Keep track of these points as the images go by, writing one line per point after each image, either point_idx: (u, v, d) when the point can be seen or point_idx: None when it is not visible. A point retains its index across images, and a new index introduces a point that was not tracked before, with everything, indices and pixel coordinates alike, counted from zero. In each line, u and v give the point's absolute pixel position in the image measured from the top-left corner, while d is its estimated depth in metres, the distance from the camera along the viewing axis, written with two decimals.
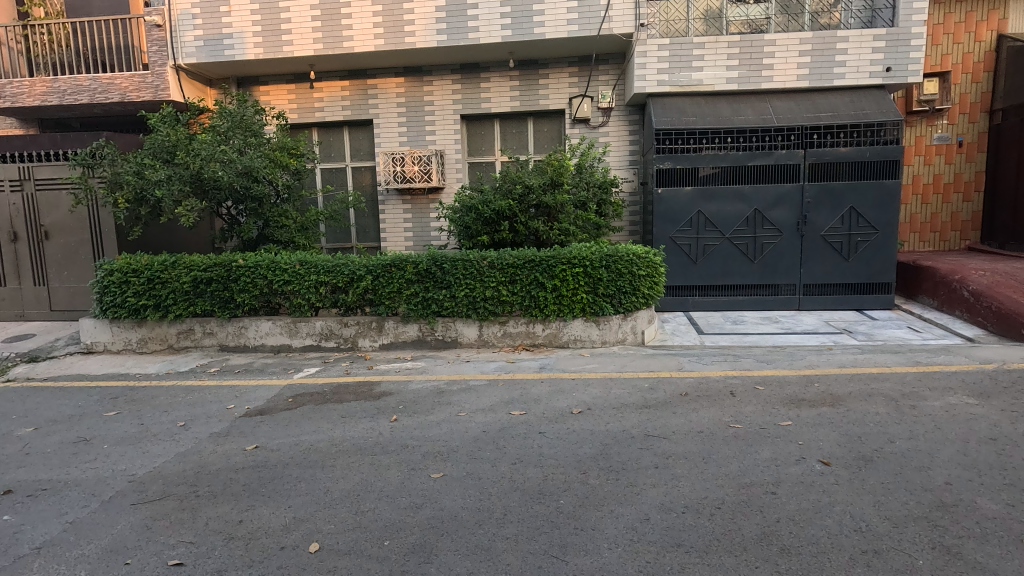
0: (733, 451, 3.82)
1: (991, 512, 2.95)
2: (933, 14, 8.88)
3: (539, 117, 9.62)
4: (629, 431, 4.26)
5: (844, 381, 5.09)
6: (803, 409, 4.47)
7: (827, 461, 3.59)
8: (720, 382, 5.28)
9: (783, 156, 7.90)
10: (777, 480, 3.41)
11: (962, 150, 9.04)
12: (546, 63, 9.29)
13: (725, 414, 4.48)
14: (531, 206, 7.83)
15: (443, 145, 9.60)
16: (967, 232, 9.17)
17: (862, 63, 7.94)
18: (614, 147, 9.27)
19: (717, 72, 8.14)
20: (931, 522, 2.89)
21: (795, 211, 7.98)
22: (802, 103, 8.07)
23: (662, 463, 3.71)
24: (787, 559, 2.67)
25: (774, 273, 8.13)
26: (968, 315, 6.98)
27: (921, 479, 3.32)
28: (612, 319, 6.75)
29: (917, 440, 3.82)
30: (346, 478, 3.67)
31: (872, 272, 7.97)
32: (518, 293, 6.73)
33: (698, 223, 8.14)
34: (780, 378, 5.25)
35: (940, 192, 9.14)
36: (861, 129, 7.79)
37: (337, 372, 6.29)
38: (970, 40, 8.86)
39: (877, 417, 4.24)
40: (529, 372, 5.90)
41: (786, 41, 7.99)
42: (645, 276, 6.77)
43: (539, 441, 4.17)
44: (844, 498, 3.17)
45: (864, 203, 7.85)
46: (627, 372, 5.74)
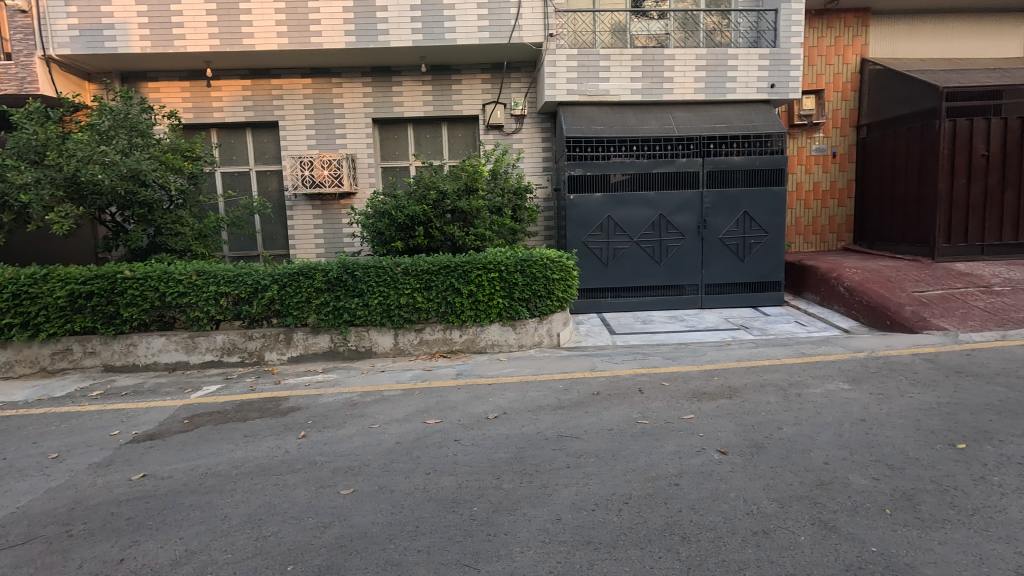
0: (641, 446, 3.99)
1: (861, 486, 3.28)
2: (809, 37, 9.80)
3: (453, 122, 9.60)
4: (544, 433, 4.33)
5: (740, 373, 5.48)
6: (704, 403, 4.75)
7: (723, 451, 3.84)
8: (630, 380, 5.50)
9: (684, 165, 8.40)
10: (679, 471, 3.59)
11: (836, 160, 10.07)
12: (458, 69, 9.30)
13: (634, 411, 4.67)
14: (446, 211, 7.80)
15: (354, 148, 9.33)
16: (842, 233, 10.21)
17: (750, 79, 8.60)
18: (529, 153, 9.42)
19: (623, 83, 8.50)
20: (812, 501, 3.17)
21: (696, 216, 8.49)
22: (699, 115, 8.62)
23: (575, 462, 3.81)
24: (688, 547, 2.81)
25: (678, 274, 8.60)
26: (844, 308, 7.75)
27: (804, 461, 3.63)
28: (528, 322, 6.85)
29: (801, 425, 4.18)
30: (247, 501, 3.44)
31: (764, 271, 8.63)
32: (433, 300, 6.67)
33: (608, 228, 8.45)
34: (684, 374, 5.56)
35: (819, 198, 10.10)
36: (751, 140, 8.42)
37: (240, 389, 5.88)
38: (839, 62, 9.87)
39: (768, 406, 4.59)
40: (446, 379, 5.85)
41: (684, 56, 8.50)
42: (560, 279, 6.91)
43: (455, 448, 4.14)
44: (739, 484, 3.40)
45: (756, 208, 8.50)
46: (543, 374, 5.84)
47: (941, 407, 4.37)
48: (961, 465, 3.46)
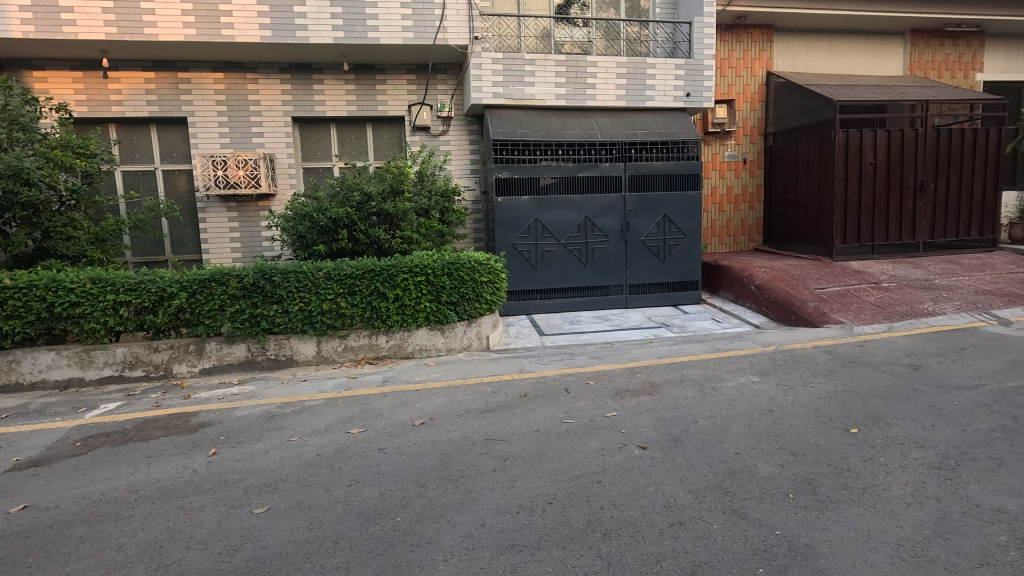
0: (566, 446, 4.05)
1: (767, 473, 3.49)
2: (721, 50, 10.38)
3: (378, 123, 9.38)
4: (471, 437, 4.30)
5: (661, 370, 5.70)
6: (627, 399, 4.90)
7: (644, 446, 3.97)
8: (557, 380, 5.58)
9: (607, 169, 8.64)
10: (602, 469, 3.68)
11: (747, 166, 10.73)
12: (383, 69, 9.10)
13: (560, 411, 4.73)
14: (371, 214, 7.62)
15: (272, 147, 8.91)
16: (753, 235, 10.90)
17: (668, 88, 8.98)
18: (456, 156, 9.37)
19: (547, 88, 8.63)
20: (724, 490, 3.33)
21: (619, 219, 8.75)
22: (621, 121, 8.90)
23: (501, 465, 3.80)
24: (608, 543, 2.86)
25: (603, 275, 8.83)
26: (756, 305, 8.25)
27: (717, 452, 3.81)
28: (456, 325, 6.79)
29: (715, 418, 4.40)
30: (147, 528, 3.18)
31: (683, 271, 9.03)
32: (358, 305, 6.46)
33: (536, 230, 8.55)
34: (608, 373, 5.70)
35: (732, 202, 10.73)
36: (670, 146, 8.78)
37: (144, 406, 5.43)
38: (748, 74, 10.53)
39: (685, 400, 4.80)
40: (372, 387, 5.68)
41: (605, 63, 8.76)
42: (488, 282, 6.90)
43: (378, 458, 4.02)
44: (657, 478, 3.52)
45: (675, 211, 8.87)
46: (471, 378, 5.81)
47: (837, 395, 4.73)
48: (853, 448, 3.76)
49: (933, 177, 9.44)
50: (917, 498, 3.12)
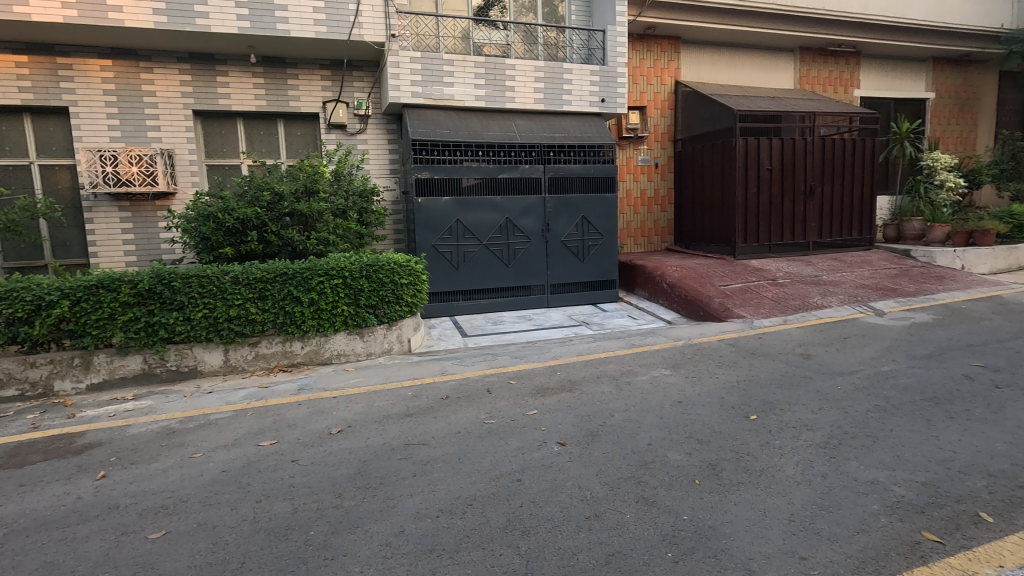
0: (487, 446, 4.06)
1: (676, 462, 3.68)
2: (633, 59, 10.86)
3: (291, 119, 8.96)
4: (390, 443, 4.20)
5: (580, 367, 5.87)
6: (547, 397, 5.00)
7: (562, 442, 4.06)
8: (478, 381, 5.59)
9: (527, 170, 8.77)
10: (522, 467, 3.72)
11: (658, 170, 11.27)
12: (294, 63, 8.71)
13: (481, 412, 4.74)
14: (284, 214, 7.27)
15: (171, 143, 8.27)
16: (665, 236, 11.47)
17: (583, 93, 9.26)
18: (375, 155, 9.14)
19: (467, 89, 8.64)
20: (637, 480, 3.47)
21: (539, 220, 8.90)
22: (540, 124, 9.06)
23: (420, 469, 3.75)
24: (527, 540, 2.90)
25: (525, 275, 8.94)
26: (668, 302, 8.67)
27: (631, 444, 3.97)
28: (376, 329, 6.62)
29: (630, 411, 4.59)
30: (18, 566, 2.84)
31: (601, 270, 9.33)
32: (270, 310, 6.13)
33: (457, 231, 8.52)
34: (529, 371, 5.79)
35: (646, 204, 11.24)
36: (587, 149, 9.05)
37: (17, 428, 4.85)
38: (658, 83, 11.08)
39: (602, 395, 4.97)
40: (285, 396, 5.41)
41: (524, 67, 8.89)
42: (408, 284, 6.78)
43: (291, 470, 3.84)
44: (574, 472, 3.62)
45: (592, 212, 9.14)
46: (392, 383, 5.68)
47: (739, 385, 5.08)
48: (752, 434, 4.05)
49: (820, 182, 10.37)
50: (806, 477, 3.41)
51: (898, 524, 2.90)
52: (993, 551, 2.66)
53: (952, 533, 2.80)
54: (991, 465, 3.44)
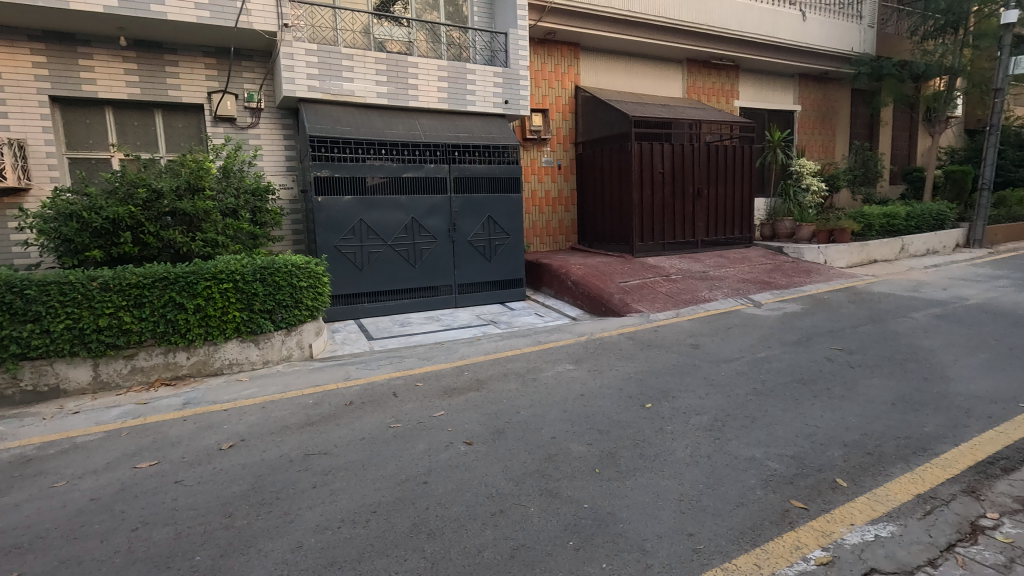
0: (392, 451, 3.98)
1: (578, 453, 3.82)
2: (535, 62, 11.12)
3: (170, 110, 8.22)
4: (288, 455, 3.99)
5: (487, 365, 5.92)
6: (455, 397, 4.99)
7: (470, 441, 4.08)
8: (384, 385, 5.45)
9: (432, 170, 8.68)
10: (429, 469, 3.69)
11: (561, 172, 11.63)
12: (173, 48, 8.00)
13: (387, 416, 4.63)
14: (164, 213, 6.66)
15: (22, 132, 7.28)
16: (569, 235, 11.86)
17: (487, 94, 9.33)
18: (268, 151, 8.62)
19: (367, 85, 8.41)
20: (542, 474, 3.56)
21: (445, 220, 8.85)
22: (444, 123, 9.00)
23: (321, 480, 3.60)
24: (433, 543, 2.88)
25: (431, 276, 8.84)
26: (572, 299, 8.96)
27: (535, 439, 4.07)
28: (272, 336, 6.23)
29: (535, 406, 4.70)
30: None
31: (508, 270, 9.43)
32: (148, 319, 5.59)
33: (360, 231, 8.25)
34: (437, 373, 5.74)
35: (550, 204, 11.57)
36: (492, 150, 9.12)
37: None
38: (558, 87, 11.43)
39: (509, 393, 5.05)
40: (168, 412, 4.96)
41: (426, 65, 8.80)
42: (308, 287, 6.45)
43: (174, 492, 3.52)
44: (481, 470, 3.64)
45: (498, 212, 9.22)
46: (291, 391, 5.39)
47: (636, 375, 5.38)
48: (647, 421, 4.30)
49: (706, 185, 11.21)
50: (694, 458, 3.68)
51: (771, 495, 3.21)
52: (847, 511, 3.02)
53: (815, 499, 3.15)
54: (846, 436, 3.90)
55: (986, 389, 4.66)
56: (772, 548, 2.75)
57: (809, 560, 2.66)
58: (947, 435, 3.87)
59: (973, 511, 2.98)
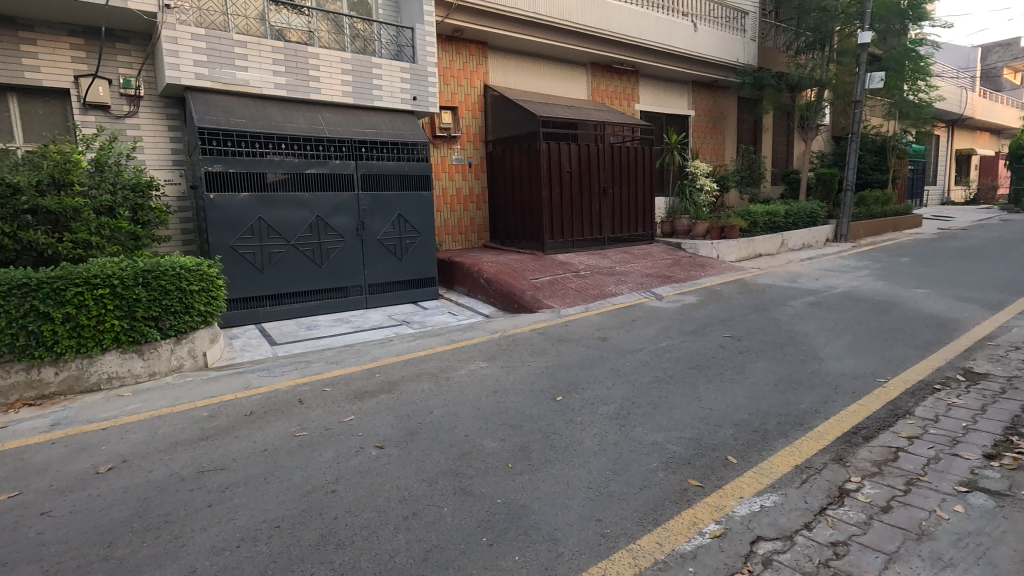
0: (297, 461, 3.78)
1: (491, 449, 3.85)
2: (443, 59, 11.04)
3: (29, 94, 7.27)
4: (178, 473, 3.68)
5: (399, 366, 5.80)
6: (365, 401, 4.84)
7: (381, 445, 3.98)
8: (288, 392, 5.16)
9: (337, 166, 8.35)
10: (337, 477, 3.55)
11: (472, 170, 11.65)
12: (30, 25, 7.08)
13: (291, 425, 4.40)
14: (22, 211, 5.89)
15: None
16: (481, 233, 11.91)
17: (394, 90, 9.13)
18: (150, 143, 7.88)
19: (263, 75, 7.95)
20: (455, 473, 3.54)
21: (352, 218, 8.54)
22: (350, 118, 8.68)
23: (218, 498, 3.35)
24: (342, 553, 2.78)
25: (339, 276, 8.50)
26: (485, 297, 8.99)
27: (449, 438, 4.04)
28: (159, 345, 5.70)
29: (448, 405, 4.67)
30: None
31: (420, 269, 9.27)
32: (4, 331, 4.92)
33: (260, 231, 7.77)
34: (347, 376, 5.54)
35: (461, 202, 11.55)
36: (400, 146, 8.92)
37: None
38: (468, 85, 11.42)
39: (422, 393, 4.98)
40: (32, 435, 4.39)
41: (329, 57, 8.45)
42: (200, 290, 5.97)
43: (39, 525, 3.13)
44: (393, 474, 3.56)
45: (408, 210, 9.03)
46: (183, 404, 4.96)
47: (547, 369, 5.51)
48: (558, 413, 4.42)
49: (612, 184, 11.69)
50: (602, 446, 3.83)
51: (671, 476, 3.41)
52: (737, 486, 3.28)
53: (709, 477, 3.39)
54: (736, 416, 4.24)
55: (851, 367, 5.25)
56: (672, 526, 2.92)
57: (704, 534, 2.86)
58: (820, 410, 4.32)
59: (841, 476, 3.35)
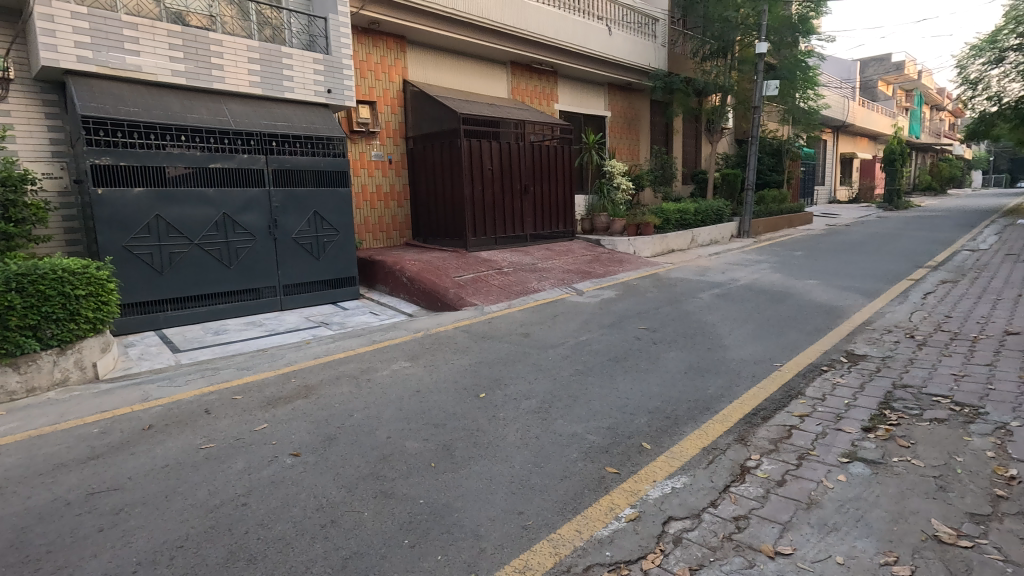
0: (203, 475, 3.54)
1: (413, 449, 3.80)
2: (359, 52, 10.71)
3: None
4: (64, 497, 3.33)
5: (316, 370, 5.57)
6: (279, 408, 4.62)
7: (297, 452, 3.81)
8: (192, 402, 4.81)
9: (245, 161, 7.87)
10: (249, 489, 3.36)
11: (392, 166, 11.40)
12: None
13: (196, 437, 4.11)
14: None
15: None
16: (403, 231, 11.69)
17: (307, 81, 8.75)
18: (24, 132, 7.06)
19: (159, 61, 7.36)
20: (376, 476, 3.46)
21: (263, 216, 8.10)
22: (258, 110, 8.21)
23: (111, 521, 3.07)
24: (253, 569, 2.64)
25: (250, 277, 8.03)
26: (408, 296, 8.83)
27: (369, 441, 3.95)
28: (39, 357, 5.14)
29: (369, 408, 4.56)
30: None
31: (339, 268, 8.94)
32: None
33: (158, 229, 7.18)
34: (259, 383, 5.24)
35: (382, 199, 11.28)
36: (314, 141, 8.54)
37: None
38: (386, 79, 11.16)
39: (341, 396, 4.83)
40: None
41: (233, 44, 7.96)
42: (87, 295, 5.44)
43: None
44: (309, 482, 3.42)
45: (324, 207, 8.68)
46: (69, 421, 4.50)
47: (471, 367, 5.51)
48: (481, 410, 4.44)
49: (533, 182, 11.86)
50: (524, 440, 3.89)
51: (590, 465, 3.53)
52: (650, 471, 3.44)
53: (625, 464, 3.54)
54: (650, 404, 4.44)
55: (752, 353, 5.66)
56: (590, 513, 3.02)
57: (620, 518, 2.98)
58: (724, 395, 4.62)
59: (743, 455, 3.61)
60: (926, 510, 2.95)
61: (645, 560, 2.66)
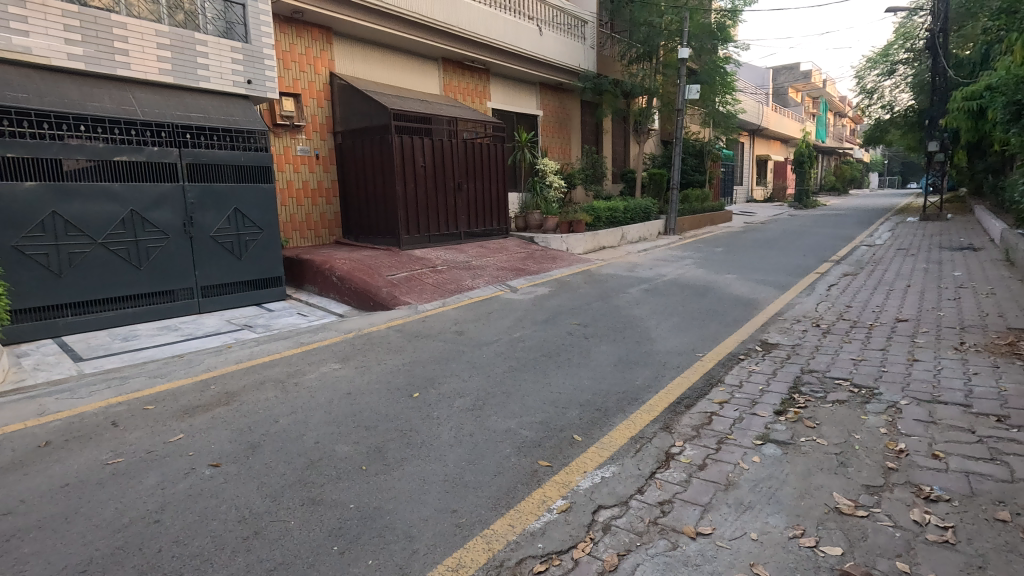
0: (110, 493, 3.28)
1: (343, 453, 3.69)
2: (282, 42, 10.26)
3: None
4: None
5: (239, 375, 5.30)
6: (197, 417, 4.35)
7: (216, 463, 3.61)
8: (97, 415, 4.44)
9: (156, 154, 7.33)
10: (162, 505, 3.15)
11: (320, 162, 11.01)
12: None
13: (102, 452, 3.80)
14: None
15: None
16: (332, 228, 11.33)
17: (223, 71, 8.29)
18: None
19: (52, 43, 6.73)
20: (303, 483, 3.34)
21: (177, 213, 7.59)
22: (169, 100, 7.67)
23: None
24: None
25: (163, 278, 7.50)
26: (338, 296, 8.56)
27: (296, 447, 3.80)
28: None
29: (296, 412, 4.38)
30: None
31: (263, 268, 8.53)
32: None
33: (54, 227, 6.56)
34: (175, 391, 4.92)
35: (309, 195, 10.87)
36: (233, 133, 8.07)
37: None
38: (311, 71, 10.76)
39: (266, 402, 4.62)
40: None
41: (139, 28, 7.45)
42: None
43: None
44: (231, 493, 3.26)
45: (246, 204, 8.25)
46: None
47: (404, 367, 5.43)
48: (414, 410, 4.38)
49: (466, 180, 11.82)
50: (457, 439, 3.87)
51: (523, 460, 3.57)
52: (581, 462, 3.53)
53: (557, 457, 3.60)
54: (581, 398, 4.55)
55: (677, 345, 5.93)
56: (523, 507, 3.06)
57: (552, 510, 3.04)
58: (651, 386, 4.81)
59: (667, 442, 3.77)
60: (829, 484, 3.21)
61: (576, 549, 2.73)
